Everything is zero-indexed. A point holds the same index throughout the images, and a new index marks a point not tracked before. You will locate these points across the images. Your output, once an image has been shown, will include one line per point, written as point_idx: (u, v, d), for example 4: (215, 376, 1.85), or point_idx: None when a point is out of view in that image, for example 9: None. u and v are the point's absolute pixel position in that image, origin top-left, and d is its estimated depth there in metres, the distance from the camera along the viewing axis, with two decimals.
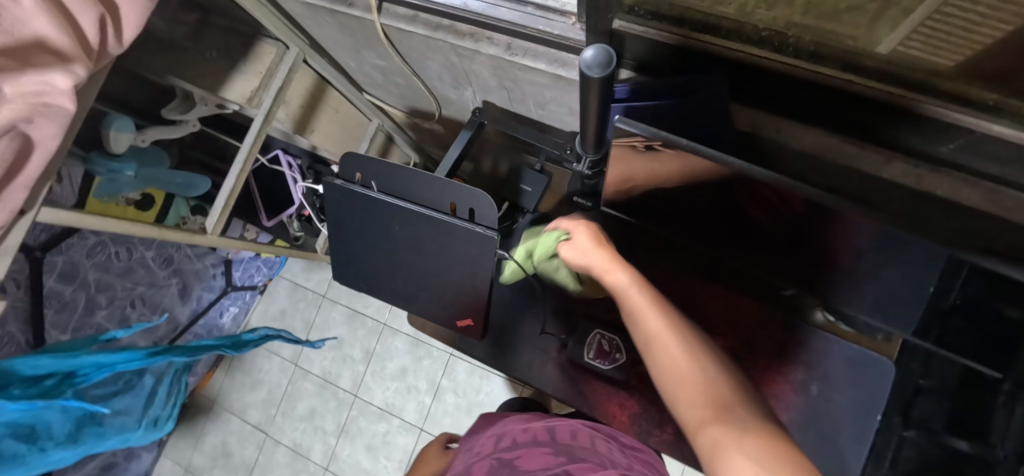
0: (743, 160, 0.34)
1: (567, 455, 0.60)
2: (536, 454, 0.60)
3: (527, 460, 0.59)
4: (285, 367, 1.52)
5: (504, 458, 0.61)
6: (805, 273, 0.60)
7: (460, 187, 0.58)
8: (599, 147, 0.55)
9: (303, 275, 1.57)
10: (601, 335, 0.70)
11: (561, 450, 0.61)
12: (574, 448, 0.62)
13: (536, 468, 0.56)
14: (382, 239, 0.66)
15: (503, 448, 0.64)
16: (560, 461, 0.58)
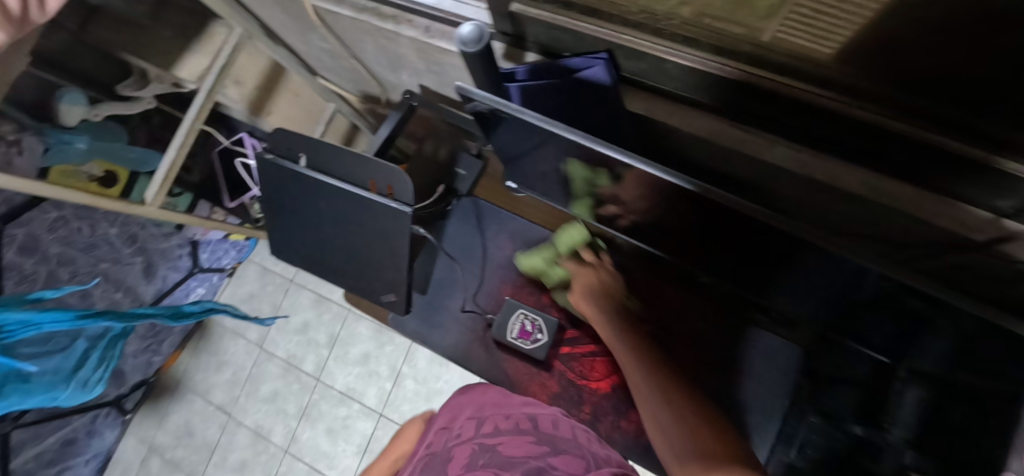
0: (638, 156, 0.40)
1: (553, 443, 0.49)
2: (508, 474, 0.41)
3: (510, 447, 0.48)
4: (250, 349, 1.54)
5: (484, 442, 0.49)
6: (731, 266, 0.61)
7: (377, 163, 0.60)
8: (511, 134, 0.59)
9: (272, 260, 1.59)
10: (523, 316, 0.73)
11: (545, 439, 0.50)
12: (561, 434, 0.51)
13: (516, 459, 0.45)
14: (319, 213, 0.68)
15: (483, 433, 0.52)
16: (544, 450, 0.46)
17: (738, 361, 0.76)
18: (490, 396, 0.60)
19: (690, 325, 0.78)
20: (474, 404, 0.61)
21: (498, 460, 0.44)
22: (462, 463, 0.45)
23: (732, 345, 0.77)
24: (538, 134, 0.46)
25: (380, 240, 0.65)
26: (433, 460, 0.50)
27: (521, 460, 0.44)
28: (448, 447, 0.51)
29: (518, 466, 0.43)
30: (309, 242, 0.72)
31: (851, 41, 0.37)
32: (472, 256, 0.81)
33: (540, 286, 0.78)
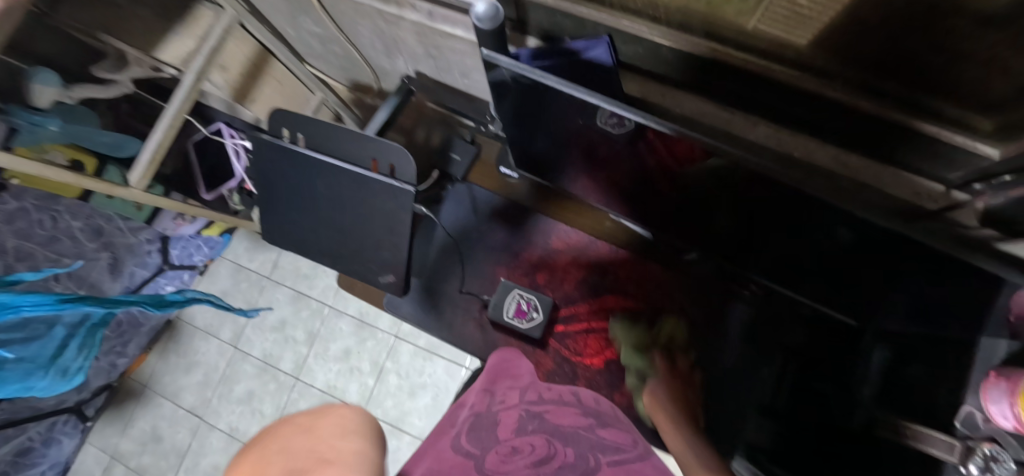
0: (668, 126, 0.43)
1: (598, 419, 0.52)
2: (561, 440, 0.44)
3: (556, 417, 0.50)
4: (223, 349, 1.48)
5: (530, 409, 0.52)
6: (718, 236, 0.66)
7: (380, 142, 0.61)
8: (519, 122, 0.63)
9: (247, 257, 1.54)
10: (518, 296, 0.75)
11: (587, 412, 0.53)
12: (602, 411, 0.55)
13: (566, 428, 0.48)
14: (320, 195, 0.68)
15: (527, 400, 0.54)
16: (590, 423, 0.50)
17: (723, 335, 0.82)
18: (526, 368, 0.64)
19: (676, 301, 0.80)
20: (511, 370, 0.65)
21: (546, 428, 0.46)
22: (511, 427, 0.47)
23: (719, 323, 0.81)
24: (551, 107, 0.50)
25: (382, 220, 0.66)
26: (478, 417, 0.52)
27: (573, 432, 0.46)
28: (493, 409, 0.53)
29: (569, 434, 0.46)
30: (310, 224, 0.72)
31: (823, 30, 0.42)
32: (469, 237, 0.82)
33: (533, 267, 0.81)
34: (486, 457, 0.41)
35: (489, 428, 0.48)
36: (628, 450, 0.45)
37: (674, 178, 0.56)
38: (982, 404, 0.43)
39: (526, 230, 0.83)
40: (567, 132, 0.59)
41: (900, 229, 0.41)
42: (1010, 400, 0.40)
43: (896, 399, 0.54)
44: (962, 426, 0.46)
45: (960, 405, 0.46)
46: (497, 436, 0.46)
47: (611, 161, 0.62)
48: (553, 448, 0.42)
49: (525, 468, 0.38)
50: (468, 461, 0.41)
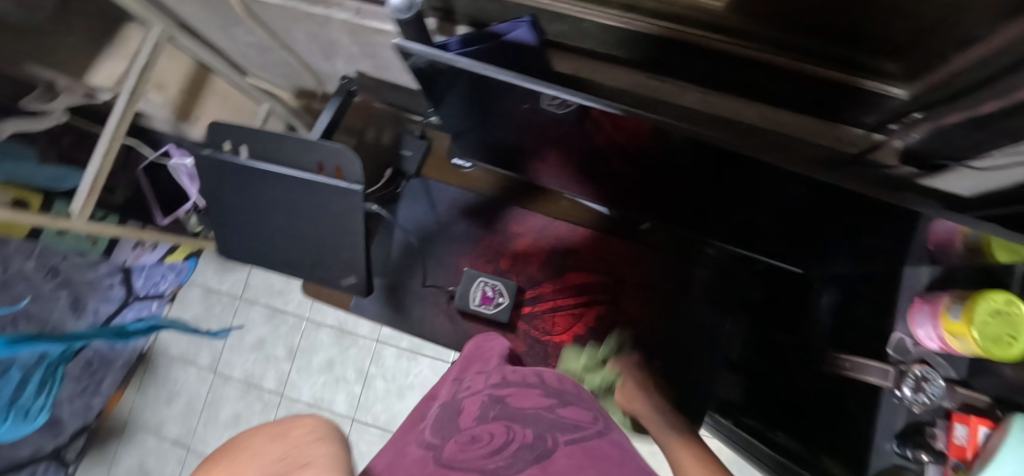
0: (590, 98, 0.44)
1: (565, 395, 0.45)
2: (522, 420, 0.38)
3: (519, 398, 0.45)
4: (203, 376, 1.45)
5: (494, 393, 0.47)
6: (670, 202, 0.68)
7: (322, 145, 0.60)
8: (461, 111, 0.63)
9: (217, 279, 1.51)
10: (484, 283, 0.76)
11: (554, 390, 0.47)
12: (573, 388, 0.48)
13: (527, 408, 0.41)
14: (273, 205, 0.68)
15: (491, 384, 0.50)
16: (553, 402, 0.43)
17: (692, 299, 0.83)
18: (497, 351, 0.60)
19: (637, 271, 0.82)
20: (486, 355, 0.62)
21: (507, 412, 0.40)
22: (471, 414, 0.42)
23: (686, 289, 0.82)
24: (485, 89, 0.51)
25: (336, 222, 0.66)
26: (445, 410, 0.50)
27: (532, 411, 0.40)
28: (459, 398, 0.50)
29: (531, 416, 0.40)
30: (266, 235, 0.72)
31: None
32: (430, 232, 0.83)
33: (496, 253, 0.82)
34: (444, 446, 0.38)
35: (452, 420, 0.45)
36: (591, 426, 0.39)
37: (621, 148, 0.57)
38: (908, 329, 0.48)
39: (483, 218, 0.83)
40: (507, 115, 0.59)
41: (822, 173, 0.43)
42: (933, 321, 0.45)
43: (842, 337, 0.57)
44: (895, 353, 0.49)
45: (891, 333, 0.50)
46: (457, 427, 0.41)
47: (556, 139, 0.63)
48: (510, 434, 0.35)
49: (481, 457, 0.33)
50: (425, 457, 0.38)
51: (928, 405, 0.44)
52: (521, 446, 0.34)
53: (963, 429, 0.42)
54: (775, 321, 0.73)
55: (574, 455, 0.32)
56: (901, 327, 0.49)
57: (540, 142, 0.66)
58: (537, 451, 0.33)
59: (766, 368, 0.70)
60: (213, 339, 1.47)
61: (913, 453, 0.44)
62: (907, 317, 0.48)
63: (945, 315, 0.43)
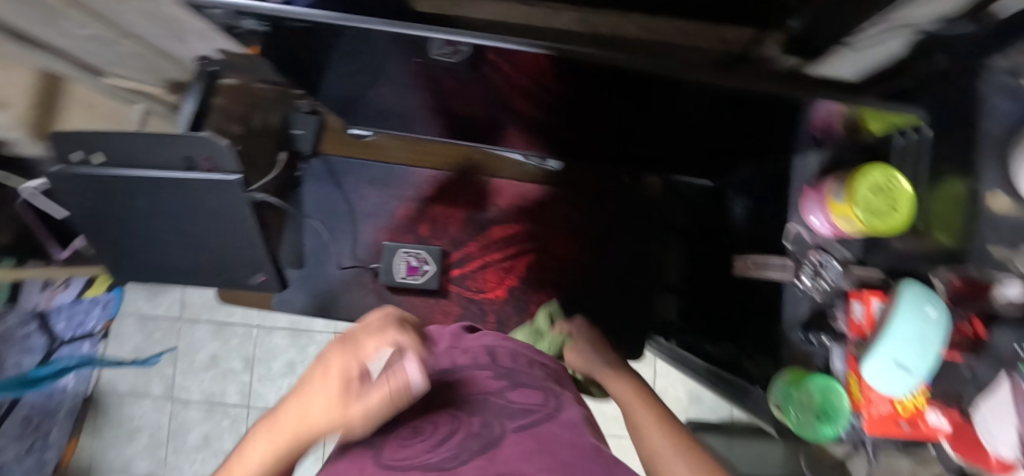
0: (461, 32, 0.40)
1: (512, 367, 0.42)
2: (465, 403, 0.35)
3: (462, 376, 0.40)
4: (160, 405, 1.39)
5: (431, 371, 0.41)
6: (585, 135, 0.66)
7: (183, 138, 0.54)
8: (338, 72, 0.58)
9: (150, 305, 1.41)
10: (405, 255, 0.76)
11: (505, 369, 0.41)
12: (530, 365, 0.43)
13: (474, 393, 0.36)
14: (149, 213, 0.61)
15: (434, 367, 0.42)
16: (505, 382, 0.38)
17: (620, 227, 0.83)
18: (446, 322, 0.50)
19: (561, 213, 0.81)
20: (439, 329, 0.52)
21: (452, 400, 0.35)
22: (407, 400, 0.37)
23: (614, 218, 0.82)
24: (347, 39, 0.46)
25: (223, 219, 0.60)
26: None
27: (479, 396, 0.35)
28: None
29: (476, 400, 0.35)
30: (154, 247, 0.65)
31: None
32: (345, 209, 0.79)
33: (415, 221, 0.79)
34: (374, 442, 0.32)
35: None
36: (543, 404, 0.36)
37: (524, 89, 0.55)
38: (804, 218, 0.48)
39: (397, 187, 0.80)
40: (384, 66, 0.55)
41: (701, 74, 0.41)
42: (822, 208, 0.45)
43: (756, 237, 0.58)
44: (791, 243, 0.50)
45: (788, 224, 0.50)
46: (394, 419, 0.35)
47: (450, 88, 0.58)
48: (452, 426, 0.31)
49: (423, 452, 0.30)
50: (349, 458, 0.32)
51: (826, 289, 0.46)
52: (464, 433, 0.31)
53: (858, 304, 0.42)
54: (698, 238, 0.74)
55: (522, 441, 0.30)
56: (794, 219, 0.50)
57: (434, 95, 0.61)
58: (481, 439, 0.31)
59: (696, 284, 0.71)
60: (161, 367, 1.39)
61: (816, 337, 0.46)
62: (799, 206, 0.49)
63: (830, 200, 0.44)
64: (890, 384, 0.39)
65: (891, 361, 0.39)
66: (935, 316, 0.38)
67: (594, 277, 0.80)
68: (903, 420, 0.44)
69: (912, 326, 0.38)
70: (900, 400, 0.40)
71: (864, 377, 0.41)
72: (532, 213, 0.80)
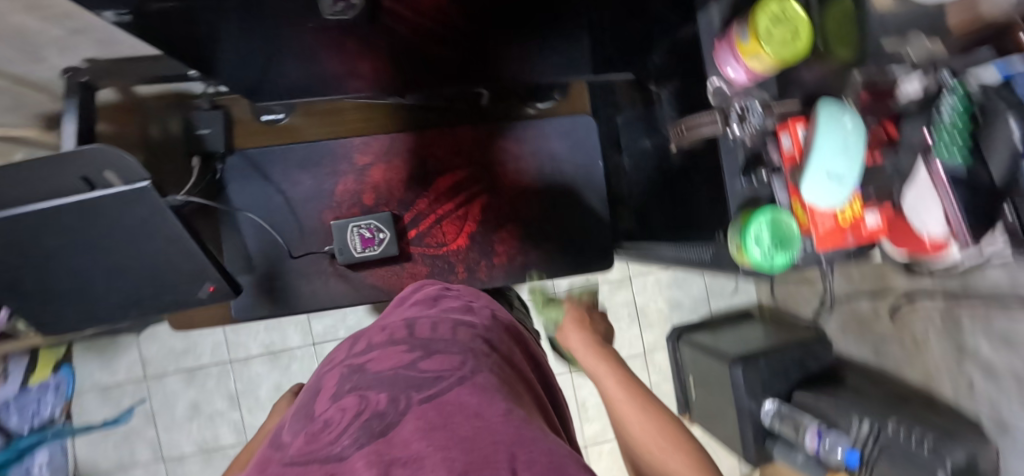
0: None
1: (432, 343, 0.39)
2: (377, 387, 0.33)
3: (380, 360, 0.37)
4: (152, 470, 1.32)
5: (352, 363, 0.38)
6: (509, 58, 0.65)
7: (67, 157, 0.47)
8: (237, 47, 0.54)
9: (106, 374, 1.31)
10: (356, 227, 0.73)
11: (421, 341, 0.39)
12: (448, 331, 0.41)
13: (386, 371, 0.35)
14: (63, 251, 0.56)
15: (353, 351, 0.41)
16: (419, 354, 0.37)
17: (563, 151, 0.80)
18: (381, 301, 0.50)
19: (500, 149, 0.79)
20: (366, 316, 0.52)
21: (364, 379, 0.34)
22: (320, 398, 0.34)
23: (557, 140, 0.79)
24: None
25: (149, 234, 0.56)
26: (301, 397, 0.39)
27: (389, 374, 0.34)
28: (318, 376, 0.40)
29: (388, 377, 0.34)
30: (80, 290, 0.60)
31: None
32: (279, 195, 0.74)
33: (357, 195, 0.75)
34: (288, 442, 0.30)
35: (300, 412, 0.35)
36: (457, 370, 0.34)
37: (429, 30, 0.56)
38: (719, 72, 0.49)
39: (328, 164, 0.75)
40: (282, 28, 0.51)
41: None
42: (737, 57, 0.46)
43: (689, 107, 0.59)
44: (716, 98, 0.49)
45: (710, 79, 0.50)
46: (309, 412, 0.34)
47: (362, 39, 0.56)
48: (363, 403, 0.30)
49: (325, 439, 0.28)
50: (263, 458, 0.30)
51: (756, 130, 0.47)
52: (358, 426, 0.28)
53: (787, 137, 0.46)
54: (637, 134, 0.75)
55: (424, 417, 0.28)
56: (712, 73, 0.50)
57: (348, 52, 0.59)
58: (385, 421, 0.28)
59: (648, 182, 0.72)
60: (141, 431, 1.31)
61: (757, 175, 0.48)
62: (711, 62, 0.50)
63: (740, 43, 0.44)
64: (826, 197, 0.43)
65: (824, 175, 0.42)
66: (851, 127, 0.42)
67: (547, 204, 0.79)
68: (847, 231, 0.46)
69: (838, 133, 0.41)
70: (840, 210, 0.45)
71: (808, 200, 0.44)
72: (471, 157, 0.78)
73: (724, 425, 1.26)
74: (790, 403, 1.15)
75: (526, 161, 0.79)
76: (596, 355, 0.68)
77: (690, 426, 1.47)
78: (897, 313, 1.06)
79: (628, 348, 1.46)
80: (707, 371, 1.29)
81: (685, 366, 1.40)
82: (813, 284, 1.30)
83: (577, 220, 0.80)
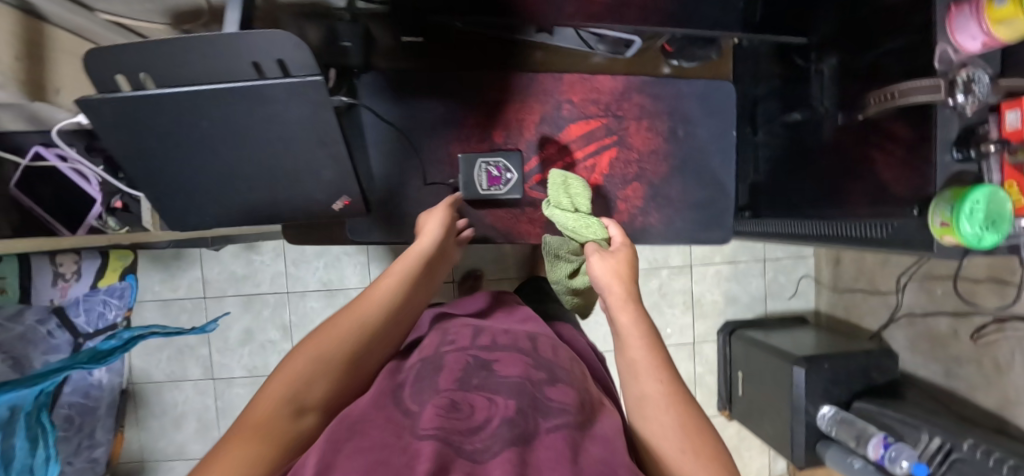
0: None
1: (552, 368, 0.45)
2: (506, 392, 0.38)
3: (506, 365, 0.43)
4: (201, 388, 1.34)
5: (480, 356, 0.46)
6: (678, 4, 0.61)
7: (253, 39, 0.45)
8: None
9: (169, 288, 1.33)
10: (485, 164, 0.73)
11: (541, 364, 0.46)
12: (560, 363, 0.47)
13: (513, 379, 0.40)
14: (215, 138, 0.55)
15: (479, 343, 0.48)
16: (542, 377, 0.43)
17: (693, 110, 0.80)
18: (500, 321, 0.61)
19: (634, 103, 0.79)
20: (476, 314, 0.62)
21: (492, 380, 0.40)
22: (452, 373, 0.41)
23: (687, 100, 0.80)
24: None
25: (300, 134, 0.55)
26: (424, 364, 0.45)
27: (520, 384, 0.40)
28: (440, 353, 0.46)
29: (516, 386, 0.39)
30: (220, 183, 0.60)
31: None
32: (407, 119, 0.74)
33: (487, 129, 0.76)
34: (421, 412, 0.35)
35: (429, 377, 0.42)
36: (573, 409, 0.39)
37: None
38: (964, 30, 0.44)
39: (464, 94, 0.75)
40: None
41: None
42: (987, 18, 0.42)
43: (880, 78, 0.55)
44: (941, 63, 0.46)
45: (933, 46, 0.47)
46: (437, 387, 0.39)
47: None
48: (493, 408, 0.35)
49: (455, 434, 0.32)
50: (397, 416, 0.36)
51: (979, 101, 0.43)
52: (500, 422, 0.33)
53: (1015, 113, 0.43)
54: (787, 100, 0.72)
55: (554, 446, 0.32)
56: (941, 40, 0.46)
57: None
58: (518, 429, 0.33)
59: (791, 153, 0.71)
60: (196, 348, 1.34)
61: (975, 151, 0.44)
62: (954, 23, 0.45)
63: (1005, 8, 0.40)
64: None
65: None
66: None
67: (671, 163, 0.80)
68: None
69: None
70: None
71: None
72: (607, 105, 0.79)
73: (771, 423, 1.25)
74: (849, 411, 1.12)
75: (656, 118, 0.80)
76: (621, 292, 0.52)
77: (728, 420, 1.46)
78: (979, 334, 1.03)
79: (678, 336, 1.45)
80: (762, 368, 1.27)
81: (735, 361, 1.38)
82: (885, 296, 1.26)
83: (694, 190, 0.81)
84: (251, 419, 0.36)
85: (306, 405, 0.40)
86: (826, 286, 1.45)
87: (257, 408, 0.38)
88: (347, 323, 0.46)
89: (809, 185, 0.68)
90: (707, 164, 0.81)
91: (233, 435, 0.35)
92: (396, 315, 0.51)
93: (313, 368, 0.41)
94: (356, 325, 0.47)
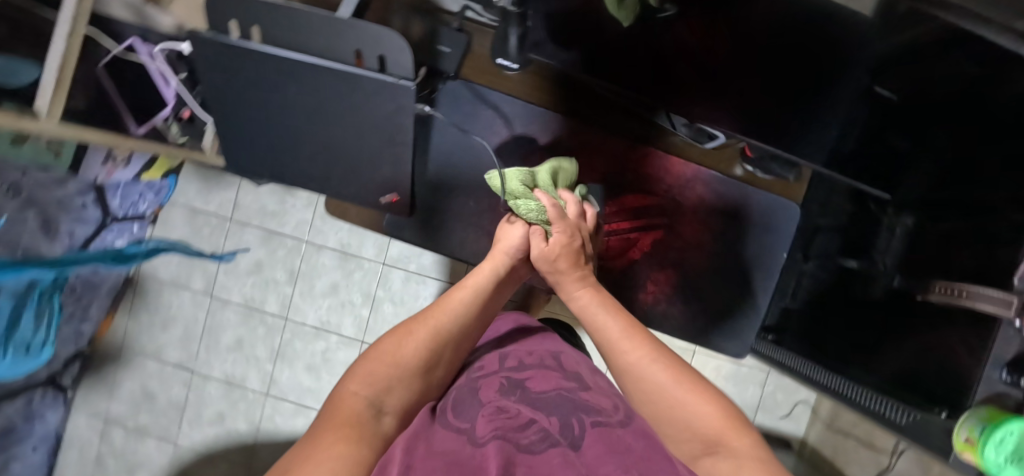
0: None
1: (580, 379, 0.55)
2: (543, 408, 0.48)
3: (538, 381, 0.53)
4: (198, 300, 1.38)
5: (512, 376, 0.54)
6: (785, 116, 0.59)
7: (363, 28, 0.47)
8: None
9: (201, 199, 1.38)
10: None
11: (570, 373, 0.56)
12: (585, 373, 0.57)
13: (550, 393, 0.51)
14: (296, 105, 0.57)
15: (508, 365, 0.56)
16: (573, 384, 0.53)
17: (751, 217, 0.78)
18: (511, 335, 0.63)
19: (695, 192, 0.78)
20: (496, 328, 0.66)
21: (528, 397, 0.50)
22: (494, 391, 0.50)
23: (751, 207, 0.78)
24: None
25: (370, 125, 0.56)
26: (458, 388, 0.52)
27: (553, 398, 0.50)
28: (472, 378, 0.54)
29: (549, 400, 0.50)
30: (286, 144, 0.63)
31: None
32: (478, 135, 0.75)
33: None
34: (477, 427, 0.44)
35: (469, 395, 0.50)
36: (608, 414, 0.49)
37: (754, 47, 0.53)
38: None
39: (538, 130, 0.76)
40: None
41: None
42: None
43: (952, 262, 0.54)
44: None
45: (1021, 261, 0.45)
46: (479, 402, 0.49)
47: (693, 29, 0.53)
48: (533, 423, 0.45)
49: (512, 434, 0.43)
50: (461, 435, 0.44)
51: None
52: (542, 435, 0.43)
53: None
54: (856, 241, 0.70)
55: (594, 454, 0.42)
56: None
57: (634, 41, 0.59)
58: (563, 441, 0.43)
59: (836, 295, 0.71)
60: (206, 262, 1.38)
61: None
62: None
63: None
64: None
65: None
66: None
67: (710, 262, 0.79)
68: None
69: None
70: None
71: None
72: (670, 184, 0.78)
73: None
74: None
75: (710, 214, 0.78)
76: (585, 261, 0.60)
77: None
78: None
79: None
80: None
81: None
82: (879, 453, 1.20)
83: (726, 295, 0.79)
84: (334, 420, 0.37)
85: (382, 408, 0.42)
86: (821, 419, 1.38)
87: (337, 415, 0.38)
88: (422, 332, 0.48)
89: (844, 338, 0.67)
90: (748, 274, 0.79)
91: (323, 430, 0.36)
92: (467, 324, 0.53)
93: (385, 377, 0.43)
94: (430, 334, 0.49)
